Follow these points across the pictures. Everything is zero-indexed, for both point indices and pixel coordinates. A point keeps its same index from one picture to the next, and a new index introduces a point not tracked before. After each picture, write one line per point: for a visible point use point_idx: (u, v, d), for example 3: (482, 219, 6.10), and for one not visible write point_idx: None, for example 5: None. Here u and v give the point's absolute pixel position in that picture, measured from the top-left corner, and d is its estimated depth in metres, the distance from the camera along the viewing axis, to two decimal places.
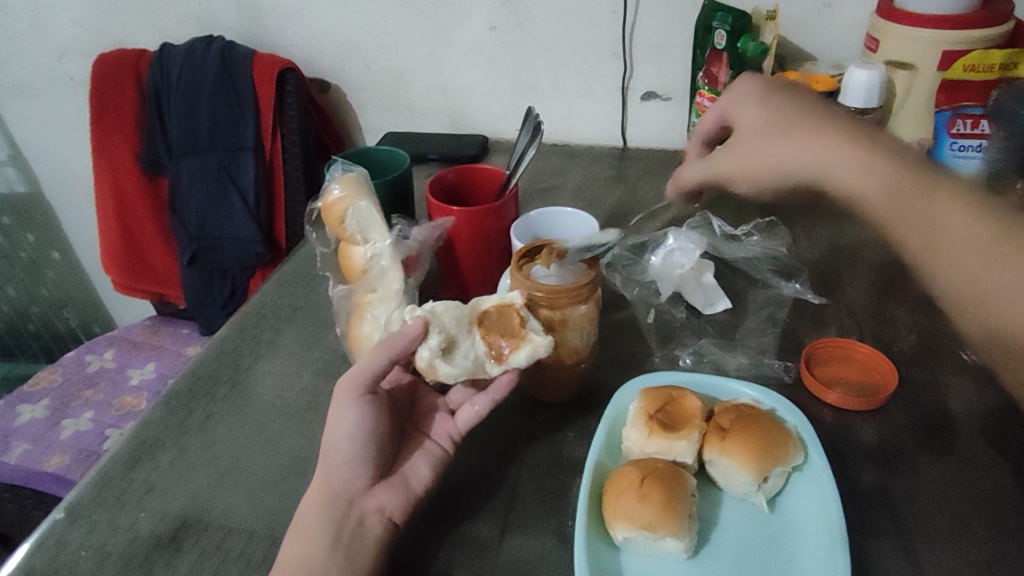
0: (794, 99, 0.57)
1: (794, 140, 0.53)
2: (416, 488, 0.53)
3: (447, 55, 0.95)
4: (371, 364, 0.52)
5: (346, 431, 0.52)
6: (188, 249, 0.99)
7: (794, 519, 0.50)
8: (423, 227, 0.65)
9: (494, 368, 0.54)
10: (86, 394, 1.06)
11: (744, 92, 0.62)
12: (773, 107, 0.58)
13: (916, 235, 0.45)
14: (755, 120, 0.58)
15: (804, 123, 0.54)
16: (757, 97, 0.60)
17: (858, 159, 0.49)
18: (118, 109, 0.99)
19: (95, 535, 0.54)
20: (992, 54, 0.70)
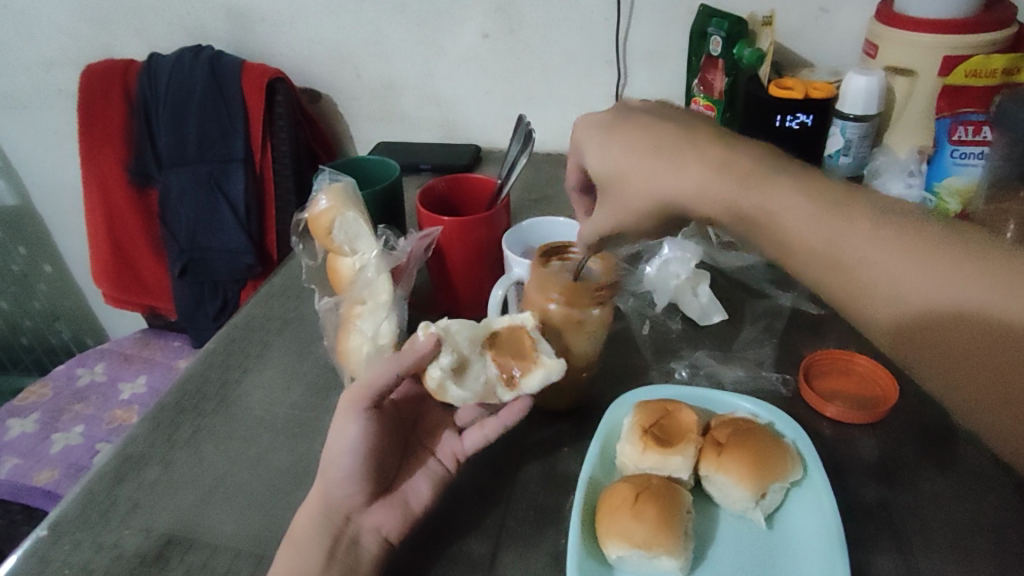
0: (652, 136, 0.49)
1: (636, 173, 0.48)
2: (416, 508, 0.52)
3: (439, 63, 0.94)
4: (375, 378, 0.50)
5: (343, 448, 0.50)
6: (179, 261, 0.98)
7: (792, 537, 0.48)
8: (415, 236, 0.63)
9: (505, 393, 0.53)
10: (77, 408, 1.04)
11: (589, 134, 0.53)
12: (626, 151, 0.49)
13: (827, 268, 0.40)
14: (621, 172, 0.50)
15: (673, 167, 0.46)
16: (610, 137, 0.51)
17: (753, 198, 0.43)
18: (106, 120, 0.98)
19: (78, 553, 0.52)
20: (993, 59, 0.69)
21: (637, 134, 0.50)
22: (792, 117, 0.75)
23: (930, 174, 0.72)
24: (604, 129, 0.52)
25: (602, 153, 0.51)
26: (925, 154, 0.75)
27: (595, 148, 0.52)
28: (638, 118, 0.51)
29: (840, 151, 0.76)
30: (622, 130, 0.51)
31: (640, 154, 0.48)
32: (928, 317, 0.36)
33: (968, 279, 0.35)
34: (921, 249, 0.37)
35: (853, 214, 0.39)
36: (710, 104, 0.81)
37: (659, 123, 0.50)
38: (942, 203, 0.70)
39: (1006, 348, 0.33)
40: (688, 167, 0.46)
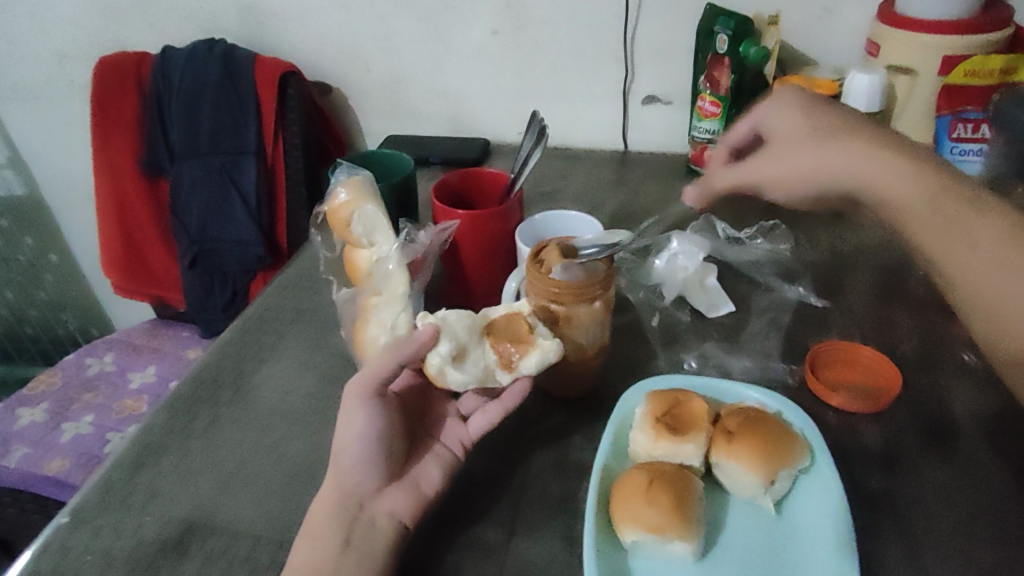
0: (835, 115, 0.59)
1: (840, 154, 0.57)
2: (428, 493, 0.53)
3: (448, 58, 0.95)
4: (380, 368, 0.52)
5: (353, 435, 0.51)
6: (189, 252, 0.99)
7: (800, 522, 0.50)
8: (428, 231, 0.64)
9: (504, 376, 0.54)
10: (86, 397, 1.05)
11: (773, 107, 0.62)
12: (817, 122, 0.59)
13: (955, 245, 0.51)
14: (795, 138, 0.60)
15: (847, 141, 0.57)
16: (801, 109, 0.60)
17: (927, 183, 0.53)
18: (119, 112, 0.98)
19: (100, 540, 0.54)
20: (991, 59, 0.71)
21: (823, 113, 0.59)
22: None
23: None
24: (791, 101, 0.61)
25: (783, 120, 0.61)
26: None
27: (778, 115, 0.62)
28: (814, 96, 0.61)
29: None
30: (805, 104, 0.61)
31: (838, 141, 0.57)
32: None
33: None
34: None
35: None
36: (716, 101, 0.81)
37: (843, 110, 0.59)
38: None
39: None
40: (906, 167, 0.54)
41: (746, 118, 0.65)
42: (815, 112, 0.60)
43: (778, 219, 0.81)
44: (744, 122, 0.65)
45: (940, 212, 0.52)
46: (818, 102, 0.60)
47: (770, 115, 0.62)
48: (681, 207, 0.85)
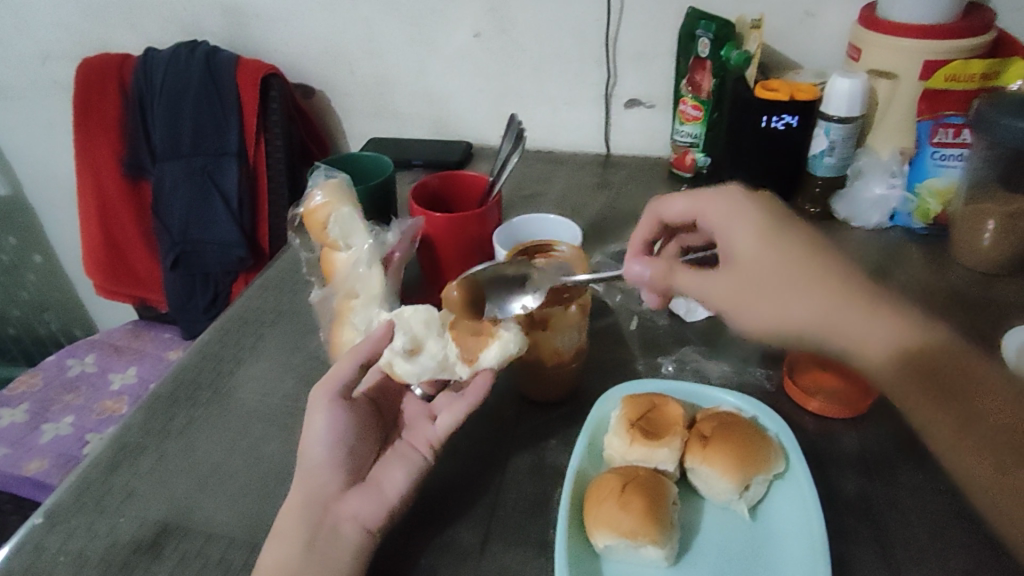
0: (795, 237, 0.52)
1: (794, 305, 0.50)
2: (392, 495, 0.52)
3: (431, 61, 0.95)
4: (340, 372, 0.53)
5: (316, 437, 0.52)
6: (170, 253, 0.98)
7: (776, 527, 0.50)
8: (400, 231, 0.64)
9: (463, 369, 0.54)
10: (67, 398, 1.04)
11: (717, 202, 0.55)
12: (780, 249, 0.51)
13: (931, 410, 0.44)
14: (759, 263, 0.51)
15: (820, 284, 0.49)
16: (757, 228, 0.52)
17: (903, 360, 0.46)
18: (101, 113, 0.98)
19: (74, 540, 0.53)
20: (972, 64, 0.70)
21: (780, 229, 0.52)
22: (777, 117, 0.75)
23: (913, 174, 0.75)
24: (744, 212, 0.53)
25: (741, 235, 0.52)
26: (906, 155, 0.76)
27: (732, 226, 0.53)
28: (770, 206, 0.53)
29: (824, 152, 0.77)
30: (763, 216, 0.52)
31: (788, 286, 0.50)
32: None
33: None
34: None
35: None
36: (698, 104, 0.82)
37: (792, 246, 0.51)
38: (924, 202, 0.74)
39: None
40: (887, 337, 0.47)
41: (691, 206, 0.57)
42: (774, 229, 0.52)
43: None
44: (686, 212, 0.57)
45: (905, 373, 0.46)
46: (768, 204, 0.54)
47: (715, 215, 0.55)
48: None
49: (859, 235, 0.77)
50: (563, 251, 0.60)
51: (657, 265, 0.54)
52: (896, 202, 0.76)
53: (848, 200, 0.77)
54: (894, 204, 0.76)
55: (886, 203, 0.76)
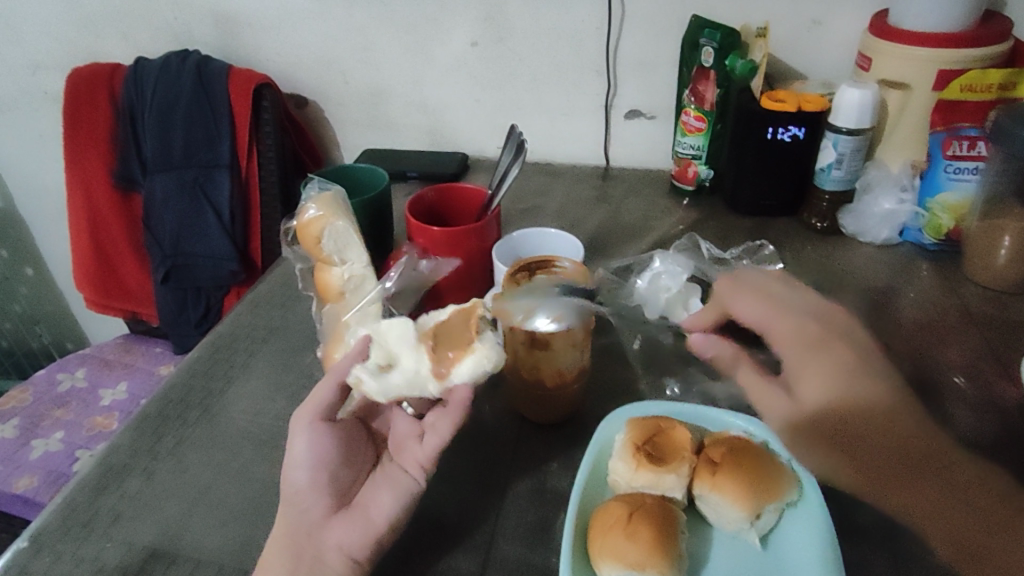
0: (839, 358, 0.45)
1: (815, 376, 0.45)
2: (378, 522, 0.49)
3: (428, 71, 0.93)
4: (320, 395, 0.52)
5: (298, 460, 0.51)
6: (161, 266, 0.96)
7: (789, 557, 0.47)
8: (429, 262, 0.63)
9: (436, 384, 0.49)
10: (57, 413, 1.01)
11: (781, 316, 0.50)
12: (848, 390, 0.43)
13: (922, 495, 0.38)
14: (812, 390, 0.45)
15: (857, 422, 0.41)
16: (804, 343, 0.48)
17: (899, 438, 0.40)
18: (91, 124, 0.96)
19: (59, 566, 0.50)
20: (990, 74, 0.68)
21: (833, 345, 0.46)
22: (783, 129, 0.74)
23: (922, 189, 0.72)
24: (818, 335, 0.47)
25: (796, 361, 0.47)
26: (917, 168, 0.74)
27: (777, 329, 0.50)
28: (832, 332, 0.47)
29: (831, 165, 0.74)
30: (805, 331, 0.48)
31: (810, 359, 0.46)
32: None
33: None
34: None
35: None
36: (701, 116, 0.80)
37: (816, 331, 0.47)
38: (935, 218, 0.71)
39: None
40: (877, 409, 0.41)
41: (760, 312, 0.52)
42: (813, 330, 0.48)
43: (765, 239, 0.76)
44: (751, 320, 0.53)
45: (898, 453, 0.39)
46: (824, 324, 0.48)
47: (782, 335, 0.49)
48: (664, 224, 0.82)
49: (863, 253, 0.75)
50: (566, 268, 0.57)
51: (722, 347, 0.55)
52: (907, 217, 0.74)
53: (857, 215, 0.75)
54: (905, 218, 0.74)
55: (896, 218, 0.74)
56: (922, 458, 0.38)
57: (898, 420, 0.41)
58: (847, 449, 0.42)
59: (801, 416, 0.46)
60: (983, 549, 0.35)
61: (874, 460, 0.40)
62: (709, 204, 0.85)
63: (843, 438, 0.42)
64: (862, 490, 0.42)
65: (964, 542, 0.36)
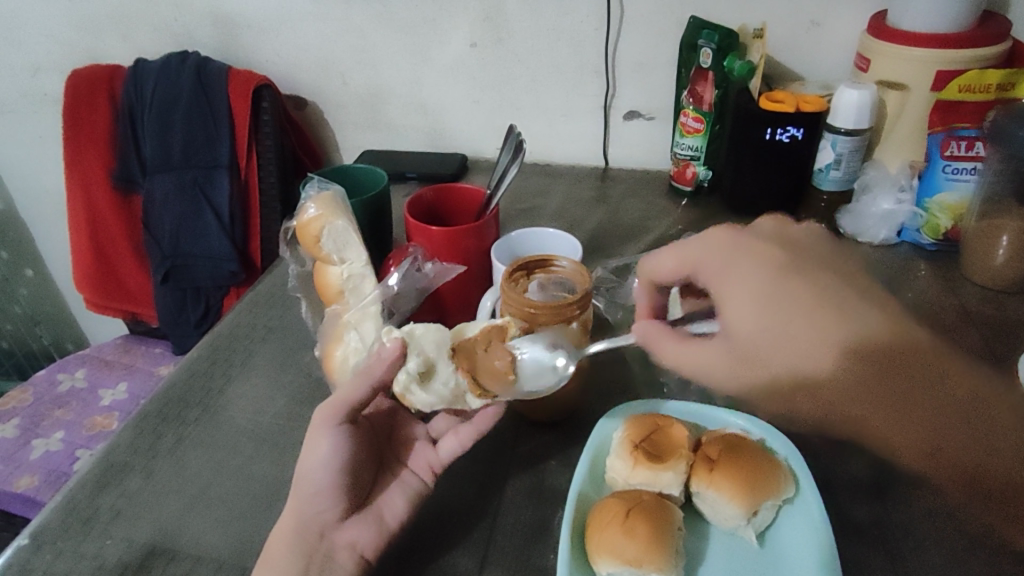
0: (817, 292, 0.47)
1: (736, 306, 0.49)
2: (392, 524, 0.51)
3: (427, 72, 0.93)
4: (350, 394, 0.50)
5: (318, 462, 0.50)
6: (161, 267, 0.96)
7: (786, 554, 0.47)
8: (435, 265, 0.63)
9: (473, 399, 0.53)
10: (57, 414, 1.01)
11: (715, 257, 0.52)
12: (777, 314, 0.47)
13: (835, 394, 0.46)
14: (780, 348, 0.47)
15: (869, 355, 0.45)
16: (755, 295, 0.48)
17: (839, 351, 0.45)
18: (91, 124, 0.96)
19: (60, 563, 0.50)
20: (988, 74, 0.68)
21: (787, 282, 0.47)
22: (782, 130, 0.73)
23: (922, 189, 0.72)
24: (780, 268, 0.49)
25: (744, 307, 0.48)
26: (916, 168, 0.74)
27: (734, 279, 0.50)
28: (780, 263, 0.50)
29: (830, 165, 0.76)
30: (777, 265, 0.49)
31: (734, 284, 0.50)
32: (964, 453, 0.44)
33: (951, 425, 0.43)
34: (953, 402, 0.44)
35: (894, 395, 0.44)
36: (699, 117, 0.80)
37: (738, 271, 0.50)
38: (933, 218, 0.71)
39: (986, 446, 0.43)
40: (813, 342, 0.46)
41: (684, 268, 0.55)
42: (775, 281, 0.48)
43: None
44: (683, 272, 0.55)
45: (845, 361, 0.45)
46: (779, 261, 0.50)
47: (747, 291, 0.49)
48: (663, 224, 0.83)
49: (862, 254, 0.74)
50: (564, 267, 0.56)
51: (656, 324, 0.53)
52: (905, 217, 0.74)
53: (855, 215, 0.76)
54: (903, 219, 0.74)
55: (894, 218, 0.74)
56: (855, 371, 0.45)
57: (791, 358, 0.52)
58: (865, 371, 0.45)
59: (756, 360, 0.48)
60: (965, 439, 0.44)
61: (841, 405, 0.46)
62: (707, 204, 0.85)
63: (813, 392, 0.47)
64: (839, 412, 0.47)
65: (942, 439, 0.45)
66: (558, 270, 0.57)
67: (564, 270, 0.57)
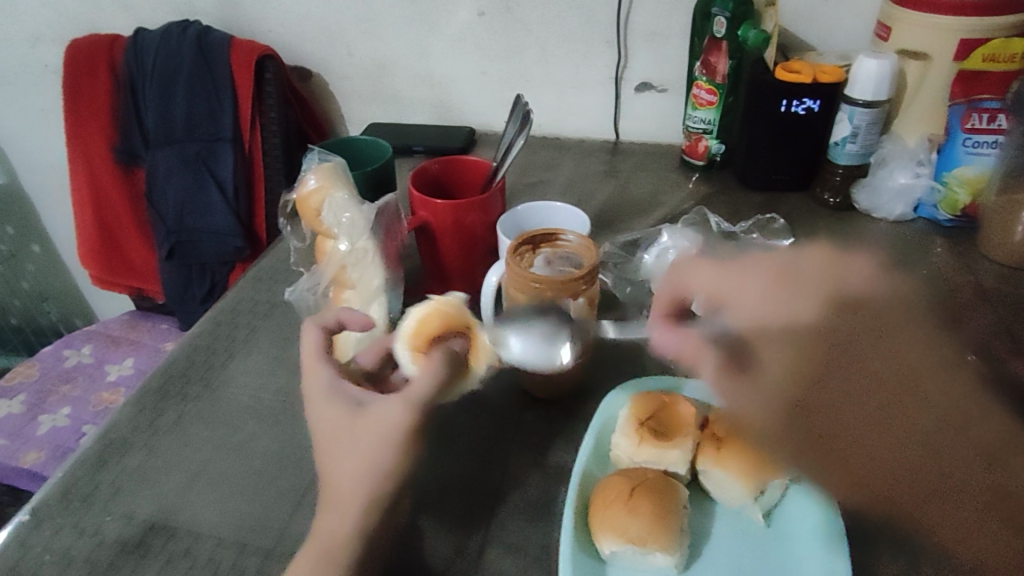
0: (809, 304, 0.47)
1: (745, 290, 0.53)
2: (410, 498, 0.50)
3: (433, 42, 0.91)
4: (417, 391, 0.48)
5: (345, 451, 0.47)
6: (166, 242, 0.96)
7: (789, 532, 0.47)
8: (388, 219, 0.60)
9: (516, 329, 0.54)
10: (64, 389, 1.01)
11: (759, 303, 0.51)
12: (797, 332, 0.47)
13: (844, 394, 0.43)
14: (789, 315, 0.48)
15: (842, 339, 0.45)
16: (772, 281, 0.51)
17: (810, 322, 0.47)
18: (92, 97, 0.95)
19: (60, 538, 0.50)
20: (1013, 43, 0.66)
21: (792, 288, 0.49)
22: (799, 102, 0.71)
23: (941, 162, 0.69)
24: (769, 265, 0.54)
25: (749, 301, 0.52)
26: (934, 142, 0.72)
27: (745, 288, 0.53)
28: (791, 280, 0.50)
29: (846, 139, 0.71)
30: (821, 296, 0.48)
31: (754, 289, 0.52)
32: (844, 407, 0.43)
33: (874, 401, 0.42)
34: (865, 353, 0.44)
35: (903, 340, 0.44)
36: (712, 89, 0.77)
37: (770, 281, 0.51)
38: (952, 193, 0.69)
39: (914, 403, 0.41)
40: (779, 335, 0.47)
41: (712, 290, 0.55)
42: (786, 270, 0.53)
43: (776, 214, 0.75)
44: (749, 321, 0.51)
45: (807, 339, 0.46)
46: (818, 275, 0.50)
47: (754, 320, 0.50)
48: (675, 200, 0.81)
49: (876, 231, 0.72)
50: (570, 241, 0.55)
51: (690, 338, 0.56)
52: (922, 192, 0.71)
53: (871, 190, 0.73)
54: (920, 193, 0.72)
55: (910, 193, 0.72)
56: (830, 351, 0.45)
57: (898, 345, 0.44)
58: (886, 424, 0.41)
59: (790, 327, 0.47)
60: (843, 431, 0.42)
61: (860, 439, 0.41)
62: (720, 180, 0.83)
63: (849, 349, 0.44)
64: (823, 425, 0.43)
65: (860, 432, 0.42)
66: (564, 244, 0.55)
67: (570, 245, 0.55)
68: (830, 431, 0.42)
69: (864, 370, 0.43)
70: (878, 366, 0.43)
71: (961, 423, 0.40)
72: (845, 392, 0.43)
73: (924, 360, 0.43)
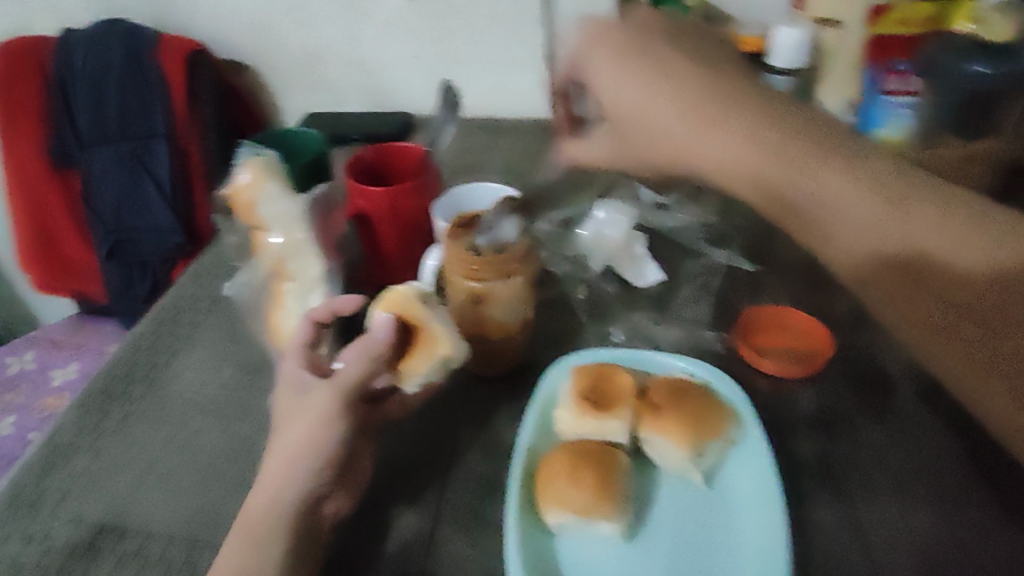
0: (846, 180, 0.58)
1: (708, 146, 0.62)
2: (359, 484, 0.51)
3: (365, 28, 0.90)
4: (348, 373, 0.47)
5: (291, 442, 0.47)
6: (105, 243, 0.94)
7: (731, 491, 0.47)
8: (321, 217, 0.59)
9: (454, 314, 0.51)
10: (8, 397, 0.99)
11: (715, 151, 0.62)
12: (845, 207, 0.58)
13: (875, 228, 0.56)
14: (840, 212, 0.58)
15: (892, 200, 0.56)
16: (744, 132, 0.61)
17: (859, 191, 0.57)
18: (21, 100, 0.91)
19: (7, 546, 0.50)
20: (917, 8, 0.68)
21: (762, 135, 0.61)
22: None
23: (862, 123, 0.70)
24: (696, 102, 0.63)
25: (724, 149, 0.62)
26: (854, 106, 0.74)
27: (710, 141, 0.62)
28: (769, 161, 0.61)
29: None
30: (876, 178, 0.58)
31: (699, 140, 0.62)
32: (897, 264, 0.55)
33: (882, 222, 0.56)
34: (884, 212, 0.56)
35: (913, 208, 0.55)
36: None
37: (728, 133, 0.61)
38: (873, 153, 0.69)
39: (933, 273, 0.53)
40: (831, 188, 0.58)
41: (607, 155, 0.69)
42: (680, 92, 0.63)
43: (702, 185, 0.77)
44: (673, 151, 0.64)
45: (873, 208, 0.56)
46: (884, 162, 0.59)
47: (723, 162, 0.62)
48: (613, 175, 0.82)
49: None
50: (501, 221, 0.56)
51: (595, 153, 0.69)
52: None
53: None
54: None
55: None
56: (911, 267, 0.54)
57: (919, 204, 0.55)
58: (903, 280, 0.54)
59: (873, 232, 0.56)
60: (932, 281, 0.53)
61: (882, 293, 0.55)
62: None
63: (907, 220, 0.55)
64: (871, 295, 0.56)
65: (912, 276, 0.54)
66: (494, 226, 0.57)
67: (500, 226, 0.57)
68: (877, 283, 0.55)
69: (942, 213, 0.54)
70: (936, 223, 0.54)
71: (960, 237, 0.53)
72: (835, 224, 0.58)
73: (942, 229, 0.54)
